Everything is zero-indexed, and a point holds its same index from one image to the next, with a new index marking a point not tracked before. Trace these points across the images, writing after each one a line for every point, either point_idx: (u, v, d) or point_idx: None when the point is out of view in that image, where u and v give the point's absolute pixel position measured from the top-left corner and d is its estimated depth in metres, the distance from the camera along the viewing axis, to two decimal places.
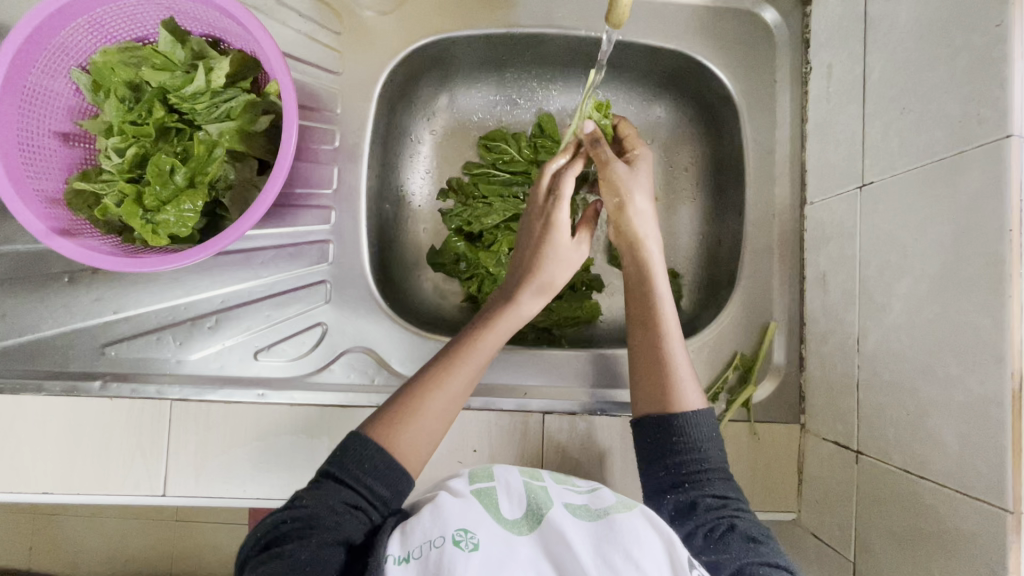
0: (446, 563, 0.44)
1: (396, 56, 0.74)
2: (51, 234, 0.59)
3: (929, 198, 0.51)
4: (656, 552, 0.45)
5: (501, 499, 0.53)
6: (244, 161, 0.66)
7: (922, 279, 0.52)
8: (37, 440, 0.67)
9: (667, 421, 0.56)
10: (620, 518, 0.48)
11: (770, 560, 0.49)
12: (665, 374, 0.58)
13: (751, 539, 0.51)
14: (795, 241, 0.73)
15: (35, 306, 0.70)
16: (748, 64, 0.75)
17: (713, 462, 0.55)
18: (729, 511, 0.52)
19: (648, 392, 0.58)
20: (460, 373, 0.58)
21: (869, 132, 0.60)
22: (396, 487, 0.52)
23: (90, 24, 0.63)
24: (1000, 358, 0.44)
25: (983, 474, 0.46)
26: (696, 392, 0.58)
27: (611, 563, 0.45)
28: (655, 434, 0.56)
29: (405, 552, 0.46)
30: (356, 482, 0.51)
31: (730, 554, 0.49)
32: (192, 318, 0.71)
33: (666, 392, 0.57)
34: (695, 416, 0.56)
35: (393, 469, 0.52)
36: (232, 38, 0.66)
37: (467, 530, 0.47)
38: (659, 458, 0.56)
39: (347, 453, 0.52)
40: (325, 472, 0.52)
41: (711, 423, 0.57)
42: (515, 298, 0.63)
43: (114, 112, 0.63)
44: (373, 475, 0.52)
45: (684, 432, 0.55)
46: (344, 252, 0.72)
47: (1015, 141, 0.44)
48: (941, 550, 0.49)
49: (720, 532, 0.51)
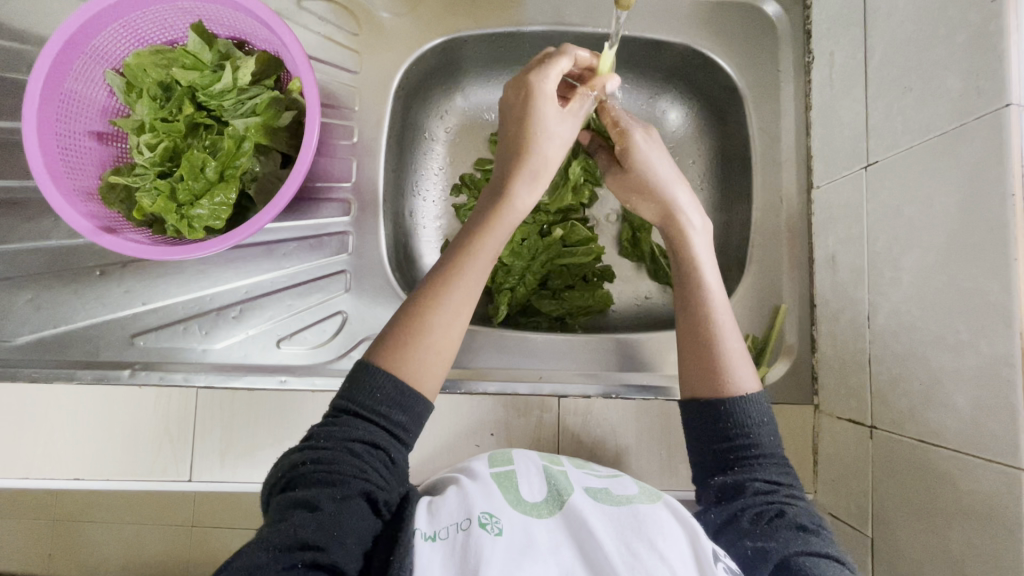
0: (472, 545, 0.44)
1: (411, 54, 0.77)
2: (99, 232, 0.61)
3: (932, 171, 0.53)
4: (680, 543, 0.45)
5: (521, 483, 0.54)
6: (269, 155, 0.69)
7: (929, 250, 0.53)
8: (69, 426, 0.69)
9: (719, 407, 0.54)
10: (644, 509, 0.50)
11: (821, 550, 0.47)
12: (715, 358, 0.56)
13: (800, 527, 0.49)
14: (804, 225, 0.74)
15: (69, 299, 0.73)
16: (751, 55, 0.77)
17: (767, 447, 0.53)
18: (780, 497, 0.51)
19: (700, 374, 0.56)
20: (461, 284, 0.56)
21: (872, 113, 0.62)
22: (410, 412, 0.52)
23: (123, 28, 0.66)
24: (1009, 319, 0.45)
25: (997, 435, 0.46)
26: (750, 375, 0.56)
27: (635, 552, 0.45)
28: (704, 417, 0.55)
29: (433, 530, 0.47)
30: (375, 415, 0.51)
31: (776, 542, 0.47)
32: (217, 308, 0.73)
33: (718, 375, 0.55)
34: (747, 400, 0.54)
35: (404, 393, 0.52)
36: (256, 39, 0.69)
37: (493, 515, 0.48)
38: (708, 435, 0.55)
39: (358, 386, 0.52)
40: (342, 407, 0.52)
41: (763, 407, 0.55)
42: (508, 193, 0.60)
43: (147, 110, 0.67)
44: (384, 402, 0.51)
45: (732, 418, 0.54)
46: (363, 244, 0.75)
47: (1015, 109, 0.46)
48: (960, 516, 0.50)
49: (768, 517, 0.49)
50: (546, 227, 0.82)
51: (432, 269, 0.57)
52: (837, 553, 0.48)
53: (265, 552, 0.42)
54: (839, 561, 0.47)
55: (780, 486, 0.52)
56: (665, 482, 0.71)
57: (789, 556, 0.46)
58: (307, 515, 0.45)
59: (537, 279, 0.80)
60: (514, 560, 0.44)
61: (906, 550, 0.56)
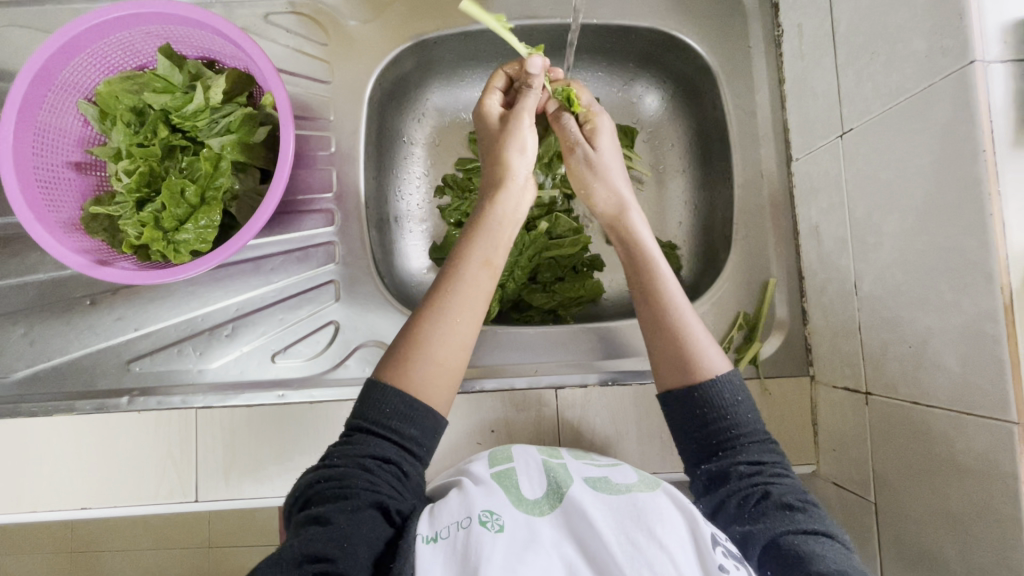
0: (473, 544, 0.44)
1: (382, 60, 0.77)
2: (94, 266, 0.62)
3: (904, 134, 0.53)
4: (679, 529, 0.46)
5: (522, 480, 0.55)
6: (247, 172, 0.69)
7: (908, 213, 0.53)
8: (72, 457, 0.69)
9: (691, 393, 0.54)
10: (643, 497, 0.50)
11: (807, 527, 0.48)
12: (684, 346, 0.56)
13: (786, 507, 0.49)
14: (786, 199, 0.74)
15: (62, 331, 0.73)
16: (721, 33, 0.77)
17: (747, 427, 0.53)
18: (763, 477, 0.51)
19: (668, 362, 0.56)
20: (461, 299, 0.56)
21: (843, 82, 0.62)
22: (422, 426, 0.52)
23: (92, 57, 0.66)
24: (989, 275, 0.45)
25: (986, 390, 0.47)
26: (718, 355, 0.56)
27: (636, 542, 0.45)
28: (683, 407, 0.54)
29: (433, 532, 0.47)
30: (386, 430, 0.51)
31: (764, 524, 0.48)
32: (210, 328, 0.74)
33: (686, 359, 0.55)
34: (718, 382, 0.54)
35: (414, 406, 0.52)
36: (225, 57, 0.70)
37: (493, 512, 0.48)
38: (692, 427, 0.54)
39: (367, 401, 0.53)
40: (355, 425, 0.52)
41: (737, 386, 0.55)
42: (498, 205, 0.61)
43: (121, 136, 0.67)
44: (394, 416, 0.52)
45: (709, 402, 0.54)
46: (349, 252, 0.75)
47: (979, 66, 0.46)
48: (957, 474, 0.50)
49: (754, 500, 0.50)
50: (532, 222, 0.82)
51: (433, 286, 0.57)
52: (829, 529, 0.48)
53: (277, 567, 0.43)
54: (830, 535, 0.47)
55: (761, 467, 0.52)
56: (668, 464, 0.71)
57: (778, 537, 0.47)
58: (319, 530, 0.46)
59: (526, 273, 0.80)
60: (516, 554, 0.44)
61: (909, 513, 0.56)
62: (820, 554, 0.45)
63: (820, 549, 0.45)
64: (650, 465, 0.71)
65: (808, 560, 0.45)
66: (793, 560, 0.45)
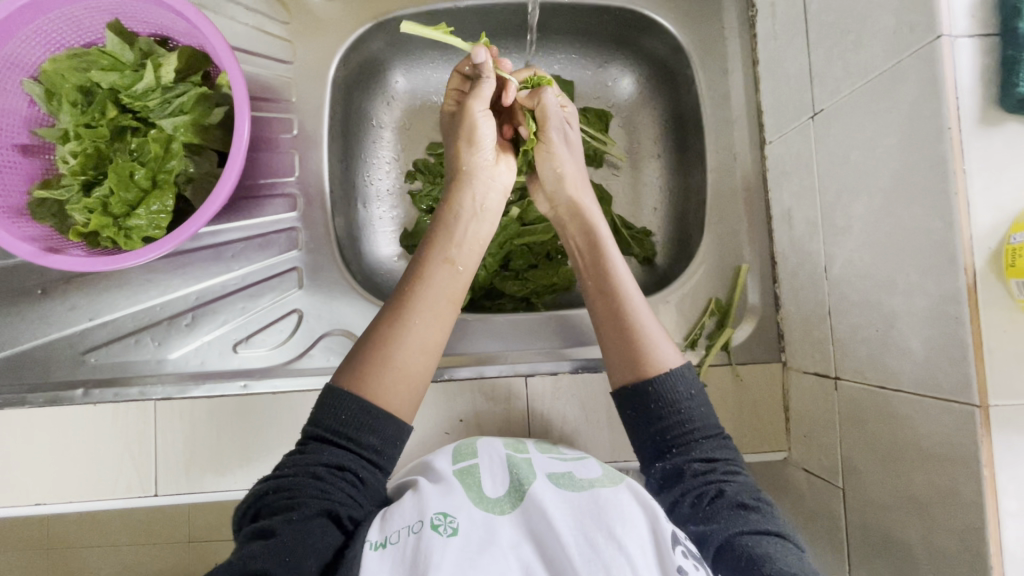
0: (423, 550, 0.43)
1: (347, 40, 0.75)
2: (43, 254, 0.59)
3: (873, 113, 0.52)
4: (640, 529, 0.45)
5: (484, 479, 0.54)
6: (202, 155, 0.66)
7: (876, 195, 0.52)
8: (25, 452, 0.67)
9: (646, 388, 0.53)
10: (606, 494, 0.49)
11: (759, 527, 0.47)
12: (639, 339, 0.55)
13: (740, 505, 0.49)
14: (760, 183, 0.73)
15: (13, 321, 0.70)
16: (694, 13, 0.75)
17: (699, 422, 0.53)
18: (718, 475, 0.51)
19: (620, 357, 0.55)
20: (423, 305, 0.54)
21: (814, 62, 0.60)
22: (385, 437, 0.51)
23: (35, 33, 0.63)
24: (953, 257, 0.44)
25: (949, 374, 0.46)
26: (673, 350, 0.55)
27: (594, 543, 0.44)
28: (638, 400, 0.53)
29: (383, 537, 0.46)
30: (343, 437, 0.50)
31: (718, 523, 0.48)
32: (168, 317, 0.71)
33: (641, 355, 0.54)
34: (671, 373, 0.54)
35: (370, 412, 0.50)
36: (178, 34, 0.67)
37: (447, 514, 0.47)
38: (643, 425, 0.53)
39: (323, 408, 0.51)
40: (310, 434, 0.51)
41: (690, 379, 0.54)
42: (462, 210, 0.60)
43: (69, 117, 0.64)
44: (350, 423, 0.50)
45: (661, 395, 0.53)
46: (313, 239, 0.73)
47: (946, 41, 0.44)
48: (920, 459, 0.50)
49: (709, 497, 0.49)
50: (505, 208, 0.80)
51: (394, 291, 0.56)
52: (782, 529, 0.48)
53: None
54: (784, 536, 0.47)
55: (715, 466, 0.51)
56: None
57: (732, 538, 0.47)
58: (263, 544, 0.44)
59: (497, 261, 0.78)
60: (469, 559, 0.43)
61: (875, 499, 0.56)
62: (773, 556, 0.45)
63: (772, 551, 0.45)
64: (622, 454, 0.70)
65: (762, 562, 0.44)
66: (747, 563, 0.45)
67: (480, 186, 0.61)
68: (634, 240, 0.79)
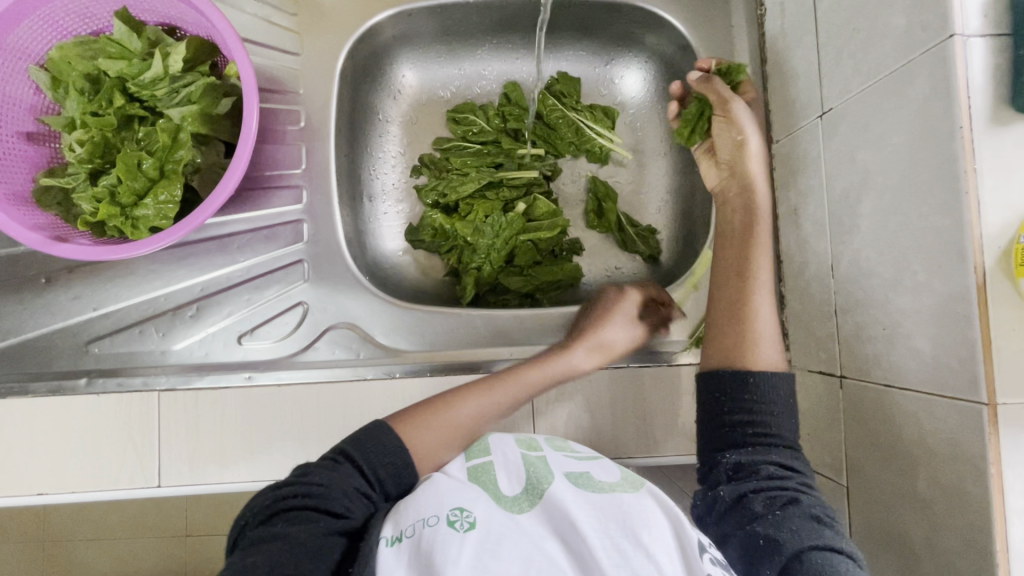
0: (439, 544, 0.43)
1: (355, 32, 0.74)
2: (51, 242, 0.59)
3: (883, 112, 0.52)
4: (666, 537, 0.45)
5: (500, 476, 0.54)
6: (210, 145, 0.66)
7: (885, 193, 0.52)
8: (27, 442, 0.66)
9: (747, 377, 0.58)
10: (628, 498, 0.49)
11: (830, 541, 0.48)
12: (747, 335, 0.60)
13: (813, 517, 0.50)
14: (766, 182, 0.73)
15: (16, 310, 0.70)
16: (703, 11, 0.75)
17: (781, 432, 0.57)
18: (793, 484, 0.53)
19: (721, 342, 0.61)
20: (467, 407, 0.62)
21: (824, 60, 0.61)
22: (400, 483, 0.56)
23: (43, 20, 0.63)
24: (962, 255, 0.45)
25: (957, 372, 0.46)
26: (776, 355, 0.60)
27: (621, 548, 0.44)
28: (715, 389, 0.59)
29: (398, 532, 0.47)
30: (372, 471, 0.54)
31: (787, 529, 0.49)
32: (172, 308, 0.71)
33: (745, 349, 0.60)
34: (775, 377, 0.58)
35: (408, 465, 0.56)
36: (187, 24, 0.66)
37: (463, 509, 0.47)
38: (728, 409, 0.58)
39: (367, 437, 0.56)
40: (344, 453, 0.55)
41: (782, 391, 0.58)
42: (567, 350, 0.68)
43: (75, 105, 0.63)
44: (387, 464, 0.55)
45: (758, 389, 0.57)
46: (318, 231, 0.73)
47: (958, 40, 0.45)
48: (925, 457, 0.50)
49: (782, 502, 0.51)
50: (510, 204, 0.80)
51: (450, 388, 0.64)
52: (850, 549, 0.48)
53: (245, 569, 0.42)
54: (850, 556, 0.47)
55: (792, 474, 0.54)
56: (644, 449, 0.71)
57: (804, 550, 0.47)
58: (281, 544, 0.45)
59: (502, 256, 0.78)
60: (489, 549, 0.43)
61: (880, 496, 0.56)
62: (839, 568, 0.46)
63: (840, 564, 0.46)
64: (626, 450, 0.71)
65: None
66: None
67: (559, 367, 0.66)
68: (640, 238, 0.79)
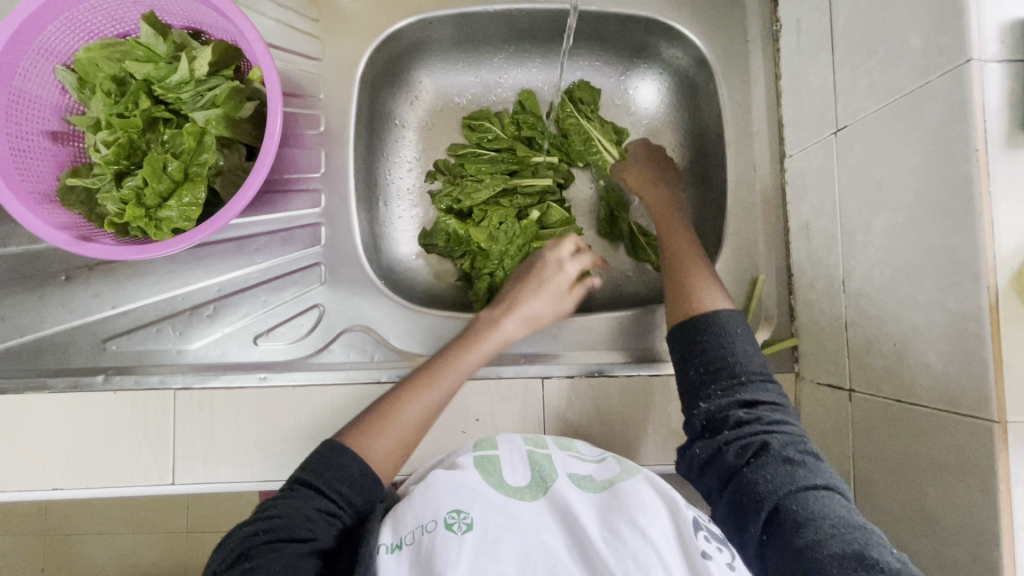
0: (438, 549, 0.44)
1: (375, 39, 0.75)
2: (80, 242, 0.60)
3: (898, 132, 0.53)
4: (662, 519, 0.46)
5: (505, 467, 0.55)
6: (232, 148, 0.67)
7: (899, 211, 0.53)
8: (43, 437, 0.67)
9: (692, 322, 0.57)
10: (625, 488, 0.50)
11: (807, 481, 0.47)
12: (687, 288, 0.60)
13: (786, 459, 0.49)
14: (778, 196, 0.74)
15: (35, 306, 0.71)
16: (719, 25, 0.76)
17: (744, 365, 0.54)
18: (762, 426, 0.51)
19: (675, 302, 0.60)
20: (424, 400, 0.59)
21: (839, 79, 0.62)
22: (369, 494, 0.52)
23: (71, 22, 0.64)
24: (975, 275, 0.46)
25: (968, 390, 0.47)
26: (723, 300, 0.59)
27: (618, 534, 0.45)
28: (686, 336, 0.57)
29: (397, 540, 0.47)
30: (331, 491, 0.51)
31: (764, 479, 0.48)
32: (189, 308, 0.72)
33: (685, 295, 0.60)
34: (721, 313, 0.57)
35: (368, 474, 0.53)
36: (212, 28, 0.67)
37: (460, 511, 0.47)
38: (691, 356, 0.56)
39: (321, 460, 0.52)
40: (300, 479, 0.52)
41: (738, 323, 0.57)
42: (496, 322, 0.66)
43: (101, 106, 0.64)
44: (348, 482, 0.52)
45: (709, 329, 0.56)
46: (336, 234, 0.74)
47: (976, 64, 0.46)
48: (934, 472, 0.51)
49: (754, 449, 0.50)
50: (524, 211, 0.81)
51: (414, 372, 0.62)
52: (830, 481, 0.48)
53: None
54: (828, 489, 0.47)
55: (760, 411, 0.52)
56: (653, 457, 0.71)
57: (781, 502, 0.47)
58: None
59: (516, 263, 0.79)
60: (484, 552, 0.44)
61: (887, 509, 0.57)
62: (818, 512, 0.45)
63: (820, 508, 0.45)
64: (636, 457, 0.71)
65: (806, 526, 0.44)
66: (791, 528, 0.45)
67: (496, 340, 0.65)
68: (651, 247, 0.80)
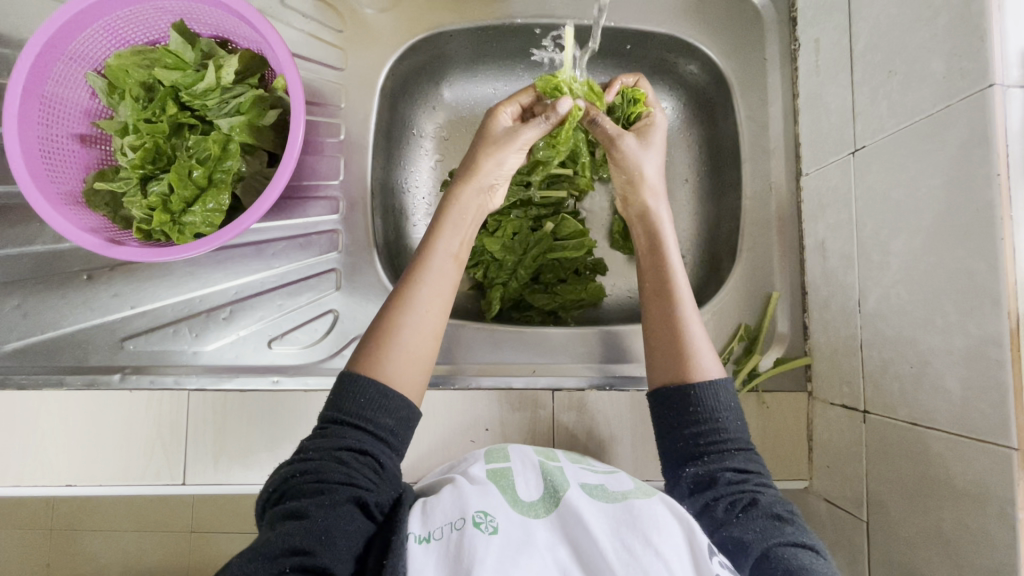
0: (466, 546, 0.44)
1: (396, 51, 0.77)
2: (109, 245, 0.61)
3: (917, 156, 0.53)
4: (676, 537, 0.45)
5: (517, 480, 0.54)
6: (255, 154, 0.69)
7: (917, 234, 0.53)
8: (58, 433, 0.68)
9: (687, 390, 0.55)
10: (639, 503, 0.49)
11: (796, 539, 0.48)
12: (682, 346, 0.57)
13: (775, 516, 0.49)
14: (794, 213, 0.74)
15: (56, 304, 0.72)
16: (738, 44, 0.77)
17: (733, 434, 0.54)
18: (751, 485, 0.52)
19: (665, 361, 0.57)
20: (421, 309, 0.55)
21: (858, 99, 0.62)
22: (397, 415, 0.52)
23: (104, 29, 0.66)
24: (996, 300, 0.45)
25: (987, 416, 0.47)
26: (715, 363, 0.57)
27: (632, 549, 0.45)
28: (673, 403, 0.55)
29: (426, 532, 0.47)
30: (361, 421, 0.51)
31: (755, 535, 0.48)
32: (207, 310, 0.73)
33: (686, 363, 0.56)
34: (714, 384, 0.55)
35: (388, 396, 0.52)
36: (239, 38, 0.69)
37: (487, 513, 0.48)
38: (677, 424, 0.55)
39: (341, 394, 0.52)
40: (329, 418, 0.51)
41: (732, 392, 0.55)
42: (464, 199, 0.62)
43: (129, 111, 0.66)
44: (368, 406, 0.51)
45: (700, 402, 0.54)
46: (352, 242, 0.75)
47: (999, 89, 0.46)
48: (951, 498, 0.50)
49: (743, 505, 0.50)
50: (540, 222, 0.81)
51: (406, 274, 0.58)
52: (814, 542, 0.48)
53: (255, 561, 0.42)
54: (816, 550, 0.48)
55: (748, 478, 0.52)
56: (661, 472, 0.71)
57: (769, 549, 0.47)
58: (293, 523, 0.45)
59: (529, 273, 0.80)
60: (510, 557, 0.44)
61: (901, 534, 0.56)
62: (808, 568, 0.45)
63: (809, 563, 0.45)
64: (645, 472, 0.71)
65: None
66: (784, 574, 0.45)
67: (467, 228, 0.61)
68: None
